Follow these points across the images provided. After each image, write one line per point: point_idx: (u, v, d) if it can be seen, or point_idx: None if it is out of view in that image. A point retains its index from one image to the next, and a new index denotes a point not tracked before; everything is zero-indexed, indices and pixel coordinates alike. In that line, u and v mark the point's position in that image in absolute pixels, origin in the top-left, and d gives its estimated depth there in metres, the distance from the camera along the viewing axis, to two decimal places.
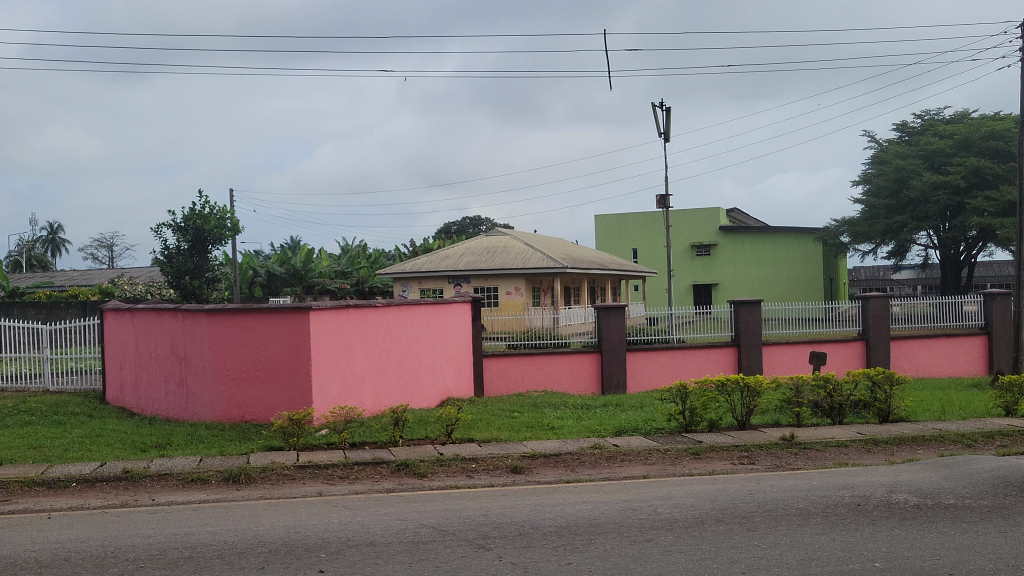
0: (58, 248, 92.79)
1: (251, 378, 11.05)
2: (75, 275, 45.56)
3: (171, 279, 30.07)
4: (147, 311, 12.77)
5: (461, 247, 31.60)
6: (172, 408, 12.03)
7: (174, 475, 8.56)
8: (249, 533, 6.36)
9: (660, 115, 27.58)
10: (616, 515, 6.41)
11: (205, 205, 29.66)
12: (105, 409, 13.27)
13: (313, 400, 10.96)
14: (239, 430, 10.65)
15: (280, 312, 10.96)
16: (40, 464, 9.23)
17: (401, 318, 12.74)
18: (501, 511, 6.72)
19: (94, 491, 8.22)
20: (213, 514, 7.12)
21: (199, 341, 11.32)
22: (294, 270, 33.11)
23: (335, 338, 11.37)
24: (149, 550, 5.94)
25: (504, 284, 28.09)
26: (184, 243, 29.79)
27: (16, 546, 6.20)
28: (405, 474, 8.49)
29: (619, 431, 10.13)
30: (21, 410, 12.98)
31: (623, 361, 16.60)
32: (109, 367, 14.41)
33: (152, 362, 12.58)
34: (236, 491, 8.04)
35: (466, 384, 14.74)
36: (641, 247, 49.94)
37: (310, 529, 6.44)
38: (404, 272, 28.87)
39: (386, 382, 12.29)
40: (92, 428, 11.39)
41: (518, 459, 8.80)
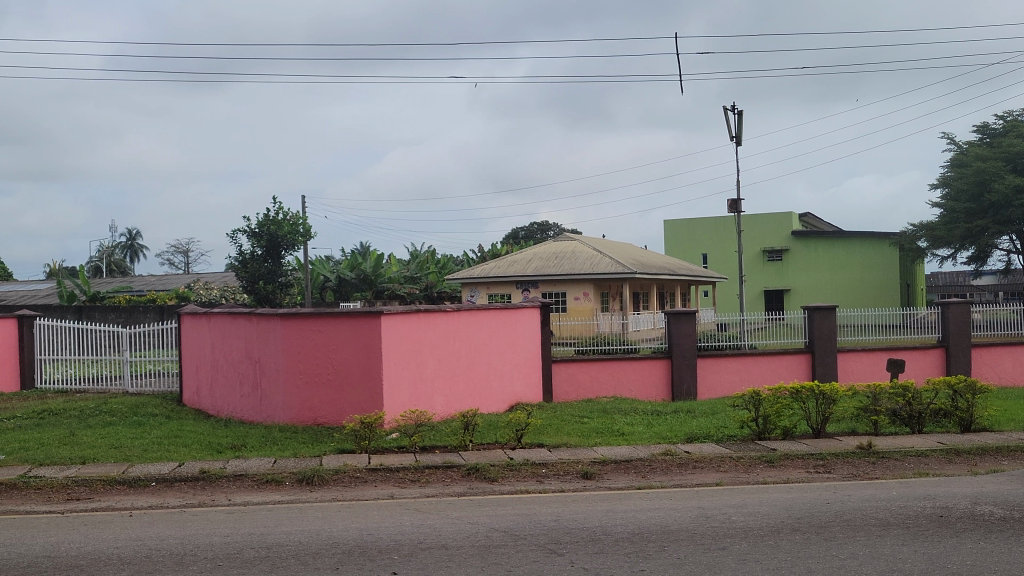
0: (138, 254, 95.13)
1: (323, 381, 11.21)
2: (153, 280, 46.77)
3: (245, 283, 30.64)
4: (224, 316, 13.04)
5: (530, 251, 31.68)
6: (247, 410, 12.25)
7: (249, 475, 8.73)
8: (324, 534, 6.46)
9: (732, 119, 27.27)
10: (689, 523, 6.35)
11: (278, 212, 30.20)
12: (182, 411, 13.60)
13: (384, 404, 11.05)
14: (312, 433, 10.80)
15: (352, 316, 11.10)
16: (121, 463, 9.49)
17: (472, 323, 12.81)
18: (573, 516, 6.73)
19: (173, 490, 8.42)
20: (288, 514, 7.24)
21: (273, 344, 11.54)
22: (364, 275, 33.48)
23: (405, 342, 11.46)
24: (227, 549, 6.05)
25: (573, 289, 28.04)
26: (259, 248, 30.39)
27: (100, 543, 6.37)
28: (476, 478, 8.51)
29: (691, 437, 10.05)
30: (102, 411, 13.37)
31: (693, 367, 16.42)
32: (186, 370, 14.75)
33: (227, 365, 12.85)
34: (310, 493, 8.16)
35: (536, 390, 14.75)
36: (711, 252, 49.44)
37: (382, 531, 6.49)
38: (473, 277, 29.26)
39: (456, 386, 12.36)
40: (170, 429, 11.69)
41: (589, 465, 8.78)
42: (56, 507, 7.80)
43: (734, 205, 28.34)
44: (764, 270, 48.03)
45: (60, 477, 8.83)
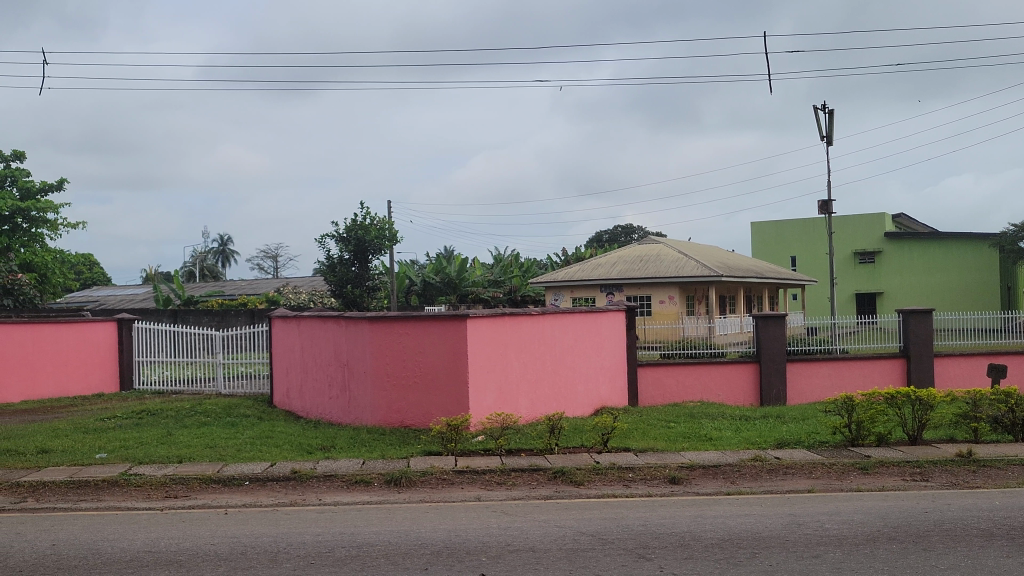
0: (229, 259, 97.64)
1: (410, 384, 11.33)
2: (243, 284, 47.94)
3: (333, 287, 31.19)
4: (313, 319, 13.29)
5: (614, 255, 31.54)
6: (336, 412, 12.45)
7: (338, 476, 8.87)
8: (413, 534, 6.51)
9: (823, 118, 26.75)
10: (781, 530, 6.22)
11: (366, 217, 30.66)
12: (273, 412, 13.91)
13: (470, 406, 11.11)
14: (399, 435, 10.93)
15: (439, 320, 11.19)
16: (216, 462, 9.74)
17: (557, 327, 12.80)
18: (661, 521, 6.67)
19: (266, 490, 8.61)
20: (377, 515, 7.33)
21: (362, 348, 11.72)
22: (449, 279, 33.77)
23: (491, 346, 11.51)
24: (319, 548, 6.16)
25: (657, 293, 27.80)
26: (346, 253, 30.90)
27: (198, 540, 6.54)
28: (562, 482, 8.50)
29: (781, 443, 9.87)
30: (198, 412, 13.76)
31: (782, 372, 16.12)
32: (277, 372, 15.07)
33: (317, 368, 13.10)
34: (398, 494, 8.24)
35: (621, 394, 14.66)
36: (800, 255, 48.52)
37: (470, 533, 6.52)
38: (557, 280, 29.33)
39: (541, 390, 12.37)
40: (261, 430, 11.96)
41: (677, 470, 8.68)
42: (154, 504, 8.04)
43: (825, 207, 27.75)
44: (855, 272, 46.92)
45: (158, 475, 9.10)
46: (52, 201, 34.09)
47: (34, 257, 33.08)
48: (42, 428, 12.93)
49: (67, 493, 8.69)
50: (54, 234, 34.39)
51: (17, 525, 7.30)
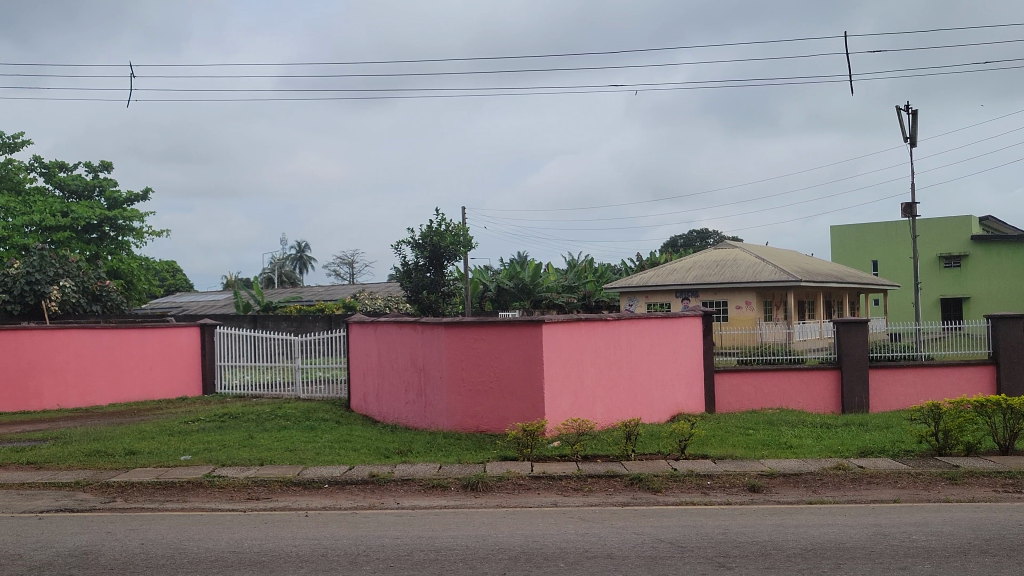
0: (306, 265, 99.28)
1: (486, 389, 11.37)
2: (321, 291, 48.69)
3: (409, 293, 31.48)
4: (390, 324, 13.44)
5: (689, 259, 31.23)
6: (412, 417, 12.57)
7: (416, 480, 8.94)
8: (490, 539, 6.53)
9: (907, 119, 26.11)
10: (866, 540, 6.08)
11: (441, 223, 30.89)
12: (351, 416, 14.08)
13: (546, 412, 11.08)
14: (475, 440, 10.99)
15: (515, 325, 11.18)
16: (296, 465, 9.92)
17: (632, 332, 12.72)
18: (742, 529, 6.57)
19: (345, 492, 8.73)
20: (456, 519, 7.36)
21: (438, 353, 11.81)
22: (523, 284, 33.95)
23: (567, 351, 11.48)
24: (398, 551, 6.22)
25: (734, 298, 27.47)
26: (422, 259, 31.20)
27: (280, 541, 6.66)
28: (640, 488, 8.43)
29: (864, 452, 9.65)
30: (278, 415, 14.04)
31: (864, 379, 15.79)
32: (354, 376, 15.26)
33: (394, 373, 13.23)
34: (475, 499, 8.27)
35: (698, 400, 14.49)
36: (882, 259, 47.41)
37: (548, 538, 6.51)
38: (631, 286, 29.27)
39: (617, 396, 12.29)
40: (340, 434, 12.14)
41: (756, 478, 8.55)
42: (237, 505, 8.22)
43: (908, 210, 27.08)
44: (941, 277, 45.65)
45: (240, 477, 9.30)
46: (137, 210, 35.10)
47: (120, 265, 34.09)
48: (130, 430, 13.31)
49: (154, 493, 8.95)
50: (139, 242, 35.38)
51: (107, 524, 7.53)
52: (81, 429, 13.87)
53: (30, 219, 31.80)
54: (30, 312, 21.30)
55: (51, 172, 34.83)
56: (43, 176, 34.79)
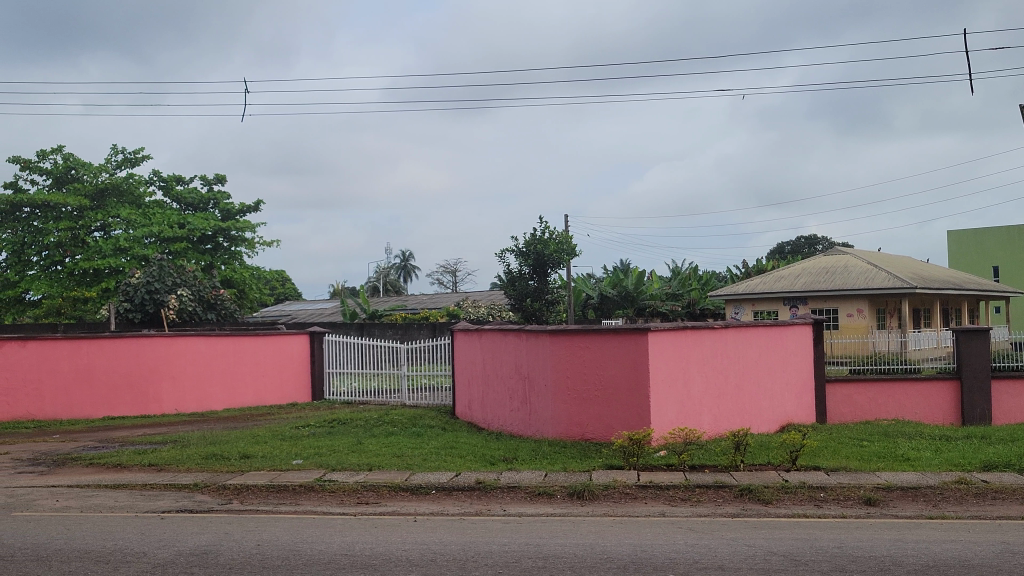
0: (410, 274, 100.63)
1: (592, 397, 11.32)
2: (426, 298, 49.39)
3: (513, 301, 31.61)
4: (494, 332, 13.55)
5: (798, 266, 30.56)
6: (517, 424, 12.63)
7: (522, 488, 8.96)
8: (598, 548, 6.49)
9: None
10: (993, 558, 5.81)
11: (545, 231, 31.00)
12: (456, 423, 14.23)
13: (652, 420, 10.96)
14: (581, 448, 10.96)
15: (621, 333, 11.11)
16: (404, 470, 10.07)
17: (740, 339, 12.49)
18: (858, 543, 6.37)
19: (452, 498, 8.82)
20: (563, 527, 7.35)
21: (544, 361, 11.83)
22: (625, 292, 33.84)
23: (674, 359, 11.35)
24: (506, 558, 6.24)
25: (845, 306, 26.74)
26: (526, 267, 31.34)
27: (389, 545, 6.77)
28: (750, 499, 8.27)
29: (988, 466, 9.24)
30: (385, 421, 14.30)
31: (987, 390, 15.11)
32: (459, 384, 15.41)
33: (499, 380, 13.31)
34: (581, 507, 8.24)
35: (809, 410, 14.14)
36: (1003, 265, 45.47)
37: (657, 548, 6.44)
38: (737, 294, 28.91)
39: (724, 405, 12.09)
40: (446, 440, 12.28)
41: (872, 491, 8.29)
42: (347, 509, 8.39)
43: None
44: None
45: (350, 482, 9.49)
46: (249, 220, 36.25)
47: (233, 274, 35.23)
48: (245, 434, 13.74)
49: (269, 496, 9.20)
50: (251, 252, 36.49)
51: (225, 525, 7.78)
52: (198, 433, 14.38)
53: (149, 230, 33.15)
54: (150, 320, 22.33)
55: (169, 186, 36.26)
56: (161, 189, 36.25)
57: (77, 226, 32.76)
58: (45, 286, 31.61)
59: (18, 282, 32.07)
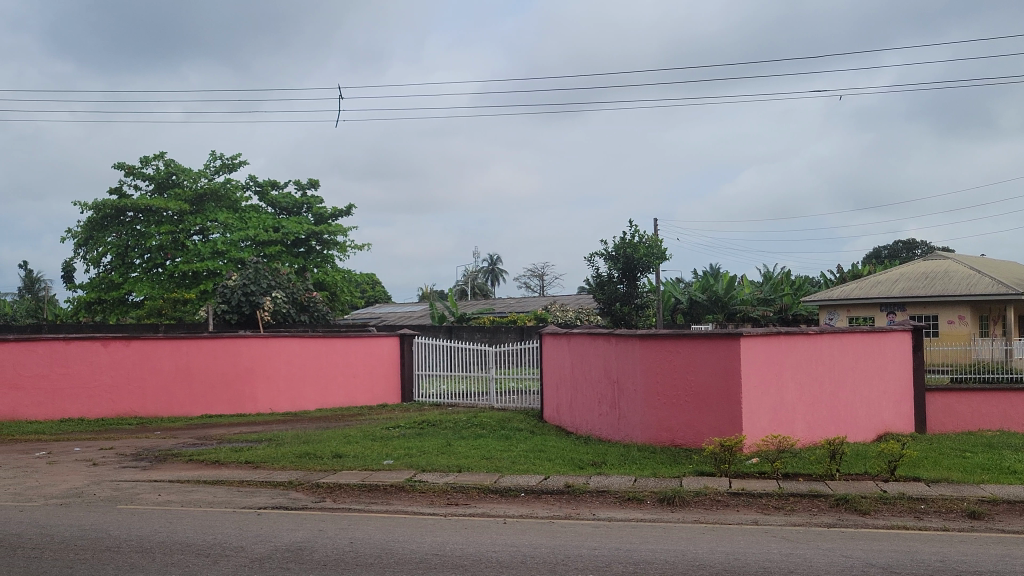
0: (498, 277, 101.11)
1: (682, 403, 11.20)
2: (514, 302, 49.61)
3: (602, 305, 31.53)
4: (583, 336, 13.51)
5: (895, 271, 29.71)
6: (606, 429, 12.57)
7: (612, 492, 8.92)
8: (690, 555, 6.42)
9: None
10: None
11: (635, 235, 30.81)
12: (544, 427, 14.26)
13: (744, 426, 10.78)
14: (670, 454, 10.85)
15: (712, 337, 10.97)
16: (492, 473, 10.12)
17: (835, 345, 12.20)
18: (964, 558, 6.15)
19: (541, 502, 8.81)
20: (654, 533, 7.29)
21: (633, 365, 11.76)
22: (716, 297, 33.60)
23: (767, 366, 11.14)
24: (596, 562, 6.20)
25: (946, 312, 25.91)
26: (615, 271, 31.20)
27: (480, 546, 6.81)
28: (846, 510, 8.07)
29: None
30: (474, 424, 14.38)
31: None
32: (548, 388, 15.41)
33: (587, 384, 13.27)
34: (672, 513, 8.16)
35: (908, 419, 13.73)
36: None
37: (750, 557, 6.34)
38: (832, 299, 28.37)
39: (819, 413, 11.83)
40: (534, 444, 12.29)
41: (976, 504, 8.00)
42: (438, 510, 8.48)
43: None
44: None
45: (440, 483, 9.57)
46: (341, 224, 36.92)
47: (326, 277, 35.88)
48: (337, 434, 14.00)
49: (361, 495, 9.35)
50: (343, 255, 37.14)
51: (319, 522, 7.93)
52: (292, 432, 14.69)
53: (245, 234, 34.04)
54: (247, 321, 22.94)
55: (265, 191, 37.20)
56: (257, 194, 37.22)
57: (178, 230, 33.86)
58: (147, 288, 32.75)
59: (121, 284, 33.29)
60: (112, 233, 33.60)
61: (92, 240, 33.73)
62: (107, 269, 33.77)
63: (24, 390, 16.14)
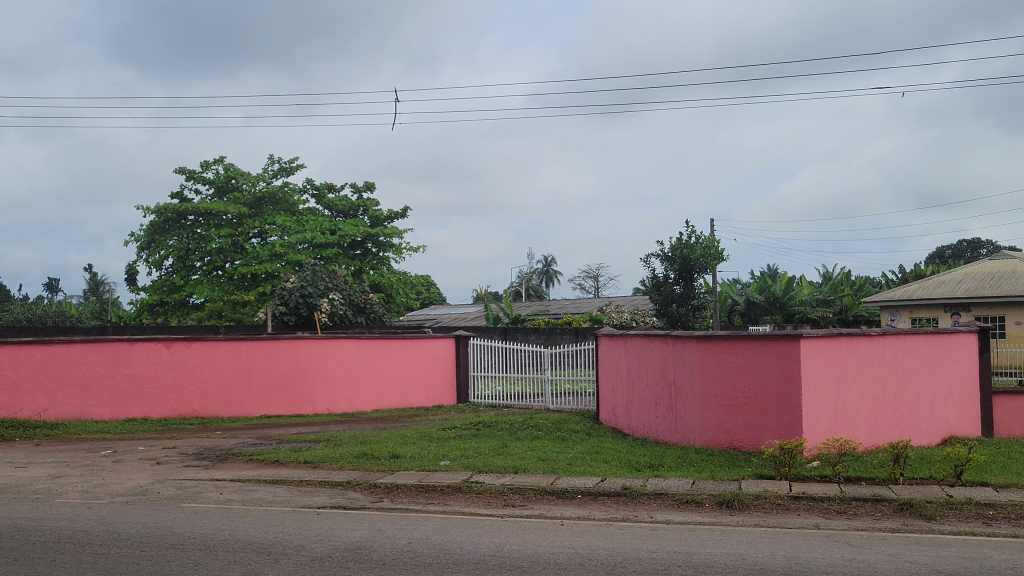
0: (552, 279, 101.05)
1: (740, 405, 11.09)
2: (568, 303, 49.46)
3: (658, 306, 31.35)
4: (640, 337, 13.44)
5: (960, 271, 29.06)
6: (662, 431, 12.48)
7: (669, 495, 8.84)
8: (750, 559, 6.34)
9: None
10: None
11: (691, 235, 30.57)
12: (600, 428, 14.21)
13: (804, 429, 10.62)
14: (729, 456, 10.74)
15: (772, 338, 10.83)
16: (549, 474, 10.10)
17: (898, 347, 11.97)
18: None
19: (598, 504, 8.78)
20: (713, 536, 7.21)
21: (690, 367, 11.67)
22: (774, 298, 33.19)
23: (828, 367, 10.96)
24: (655, 565, 6.16)
25: (1014, 313, 24.97)
26: (672, 272, 31.01)
27: (538, 547, 6.81)
28: (911, 515, 7.91)
29: None
30: (530, 425, 14.37)
31: None
32: (604, 389, 15.35)
33: (643, 386, 13.20)
34: (731, 517, 8.07)
35: (974, 423, 13.40)
36: None
37: (812, 561, 6.24)
38: (894, 300, 28.03)
39: (882, 416, 11.61)
40: (591, 445, 12.25)
41: None
42: (495, 511, 8.49)
43: None
44: None
45: (497, 484, 9.59)
46: (396, 226, 37.16)
47: (381, 278, 36.12)
48: (393, 435, 14.10)
49: (418, 495, 9.41)
50: (398, 257, 37.38)
51: (377, 522, 7.99)
52: (349, 433, 14.82)
53: (303, 236, 34.44)
54: (304, 322, 23.22)
55: (321, 194, 37.63)
56: (314, 197, 37.67)
57: (237, 233, 34.41)
58: (207, 290, 33.34)
59: (182, 286, 33.93)
60: (174, 236, 34.26)
61: (154, 243, 34.42)
62: (168, 272, 34.44)
63: (89, 390, 16.51)
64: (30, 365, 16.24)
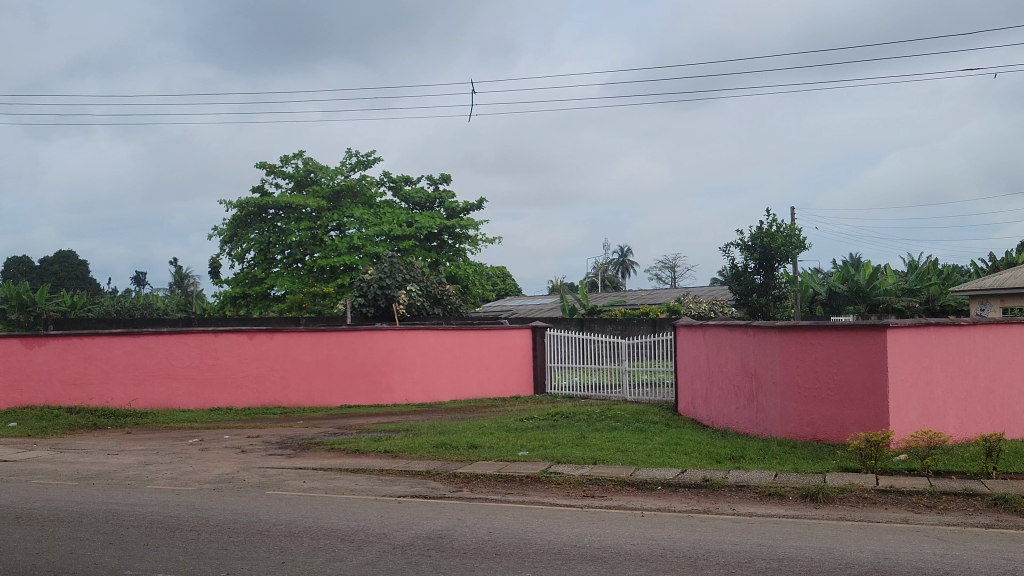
0: (628, 268, 100.33)
1: (824, 397, 10.86)
2: (644, 294, 49.08)
3: (738, 296, 30.92)
4: (720, 328, 13.27)
5: None
6: (743, 422, 12.31)
7: (751, 487, 8.71)
8: (836, 553, 6.22)
9: None
10: None
11: (772, 224, 30.12)
12: (679, 420, 14.07)
13: (891, 422, 10.35)
14: (813, 449, 10.53)
15: (857, 329, 10.58)
16: (628, 466, 10.04)
17: (990, 338, 11.58)
18: None
19: (679, 496, 8.70)
20: (797, 529, 7.10)
21: (773, 358, 11.48)
22: (857, 287, 32.42)
23: (916, 358, 10.67)
24: (738, 558, 6.07)
25: None
26: (752, 262, 30.59)
27: (619, 539, 6.75)
28: (1005, 510, 7.65)
29: None
30: (608, 417, 14.31)
31: None
32: (682, 381, 15.21)
33: (723, 377, 13.03)
34: (815, 510, 7.92)
35: None
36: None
37: (901, 557, 6.09)
38: (984, 290, 27.14)
39: (972, 408, 11.26)
40: (670, 437, 12.14)
41: None
42: (575, 501, 8.48)
43: None
44: None
45: (576, 475, 9.56)
46: (472, 218, 37.32)
47: (457, 270, 36.31)
48: (471, 425, 14.16)
49: (497, 485, 9.43)
50: (474, 248, 37.55)
51: (457, 512, 8.04)
52: (427, 423, 14.95)
53: (380, 229, 34.82)
54: (383, 313, 23.49)
55: (398, 186, 37.98)
56: (391, 189, 38.08)
57: (316, 226, 34.99)
58: (287, 283, 33.99)
59: (264, 279, 34.65)
60: (255, 230, 35.05)
61: (237, 237, 35.24)
62: (250, 265, 35.21)
63: (176, 380, 16.98)
64: (121, 356, 16.78)
